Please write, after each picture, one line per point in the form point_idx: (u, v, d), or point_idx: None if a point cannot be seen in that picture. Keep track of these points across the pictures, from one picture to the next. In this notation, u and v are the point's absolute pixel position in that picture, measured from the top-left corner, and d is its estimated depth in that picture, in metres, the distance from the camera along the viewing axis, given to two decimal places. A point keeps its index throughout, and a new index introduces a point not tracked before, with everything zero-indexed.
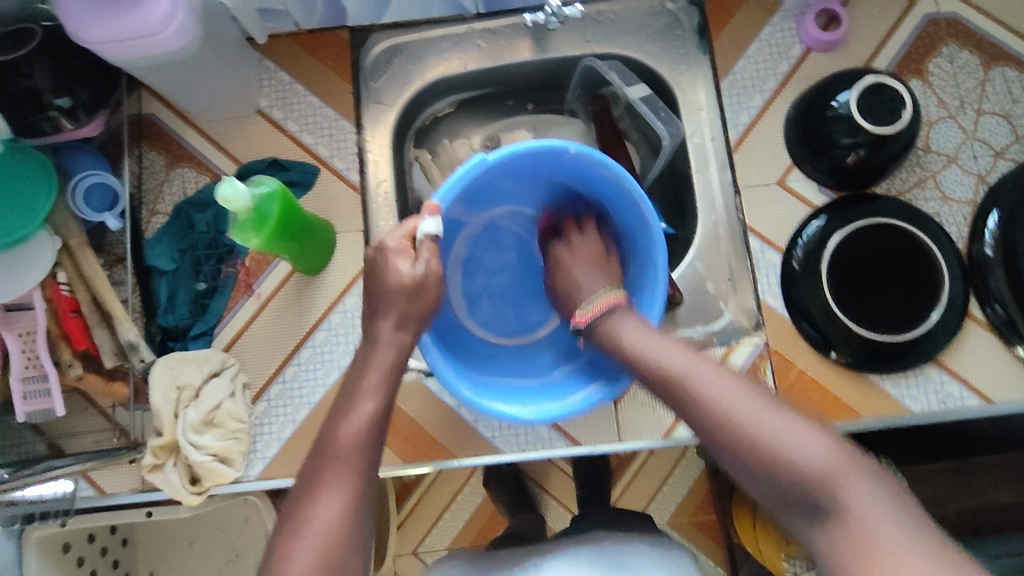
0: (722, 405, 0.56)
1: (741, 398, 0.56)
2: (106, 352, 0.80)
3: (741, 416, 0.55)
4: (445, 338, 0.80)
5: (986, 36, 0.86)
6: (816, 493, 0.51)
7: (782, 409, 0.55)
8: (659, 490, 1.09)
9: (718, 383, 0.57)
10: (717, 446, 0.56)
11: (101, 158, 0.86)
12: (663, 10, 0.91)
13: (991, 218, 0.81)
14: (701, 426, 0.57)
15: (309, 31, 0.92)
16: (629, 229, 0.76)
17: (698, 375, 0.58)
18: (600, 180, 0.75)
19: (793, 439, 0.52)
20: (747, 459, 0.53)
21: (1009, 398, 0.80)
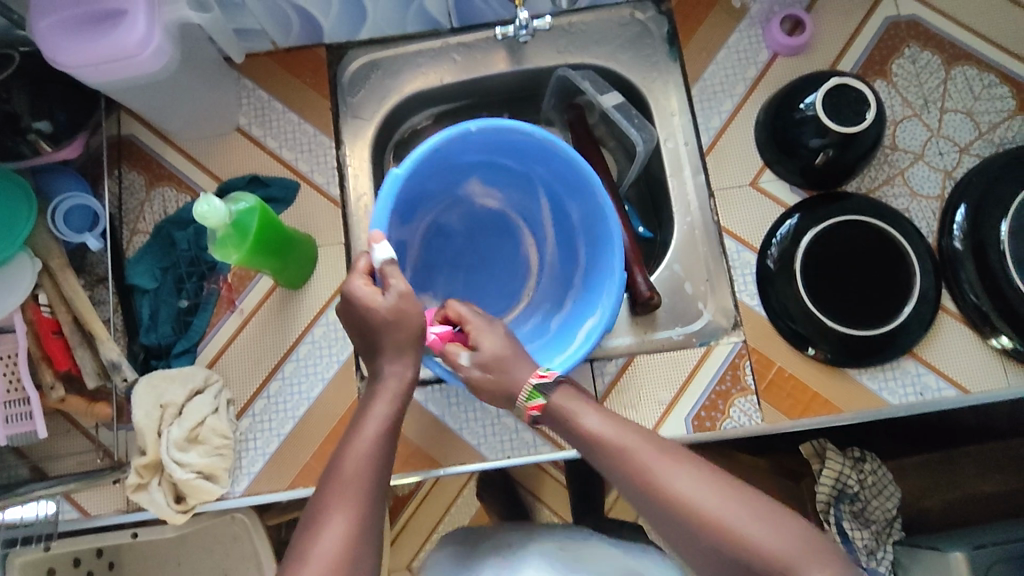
0: (654, 476, 0.57)
1: (674, 468, 0.57)
2: (87, 372, 0.79)
3: (669, 485, 0.56)
4: None
5: (945, 37, 0.89)
6: (739, 555, 0.53)
7: (739, 494, 0.56)
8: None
9: (677, 472, 0.57)
10: (655, 517, 0.57)
11: (82, 180, 0.87)
12: (633, 20, 0.93)
13: (959, 212, 0.83)
14: (662, 516, 0.57)
15: (287, 49, 0.93)
16: (565, 182, 0.80)
17: (653, 462, 0.58)
18: (513, 144, 0.77)
19: (751, 526, 0.54)
20: (676, 526, 0.56)
21: (984, 388, 0.81)
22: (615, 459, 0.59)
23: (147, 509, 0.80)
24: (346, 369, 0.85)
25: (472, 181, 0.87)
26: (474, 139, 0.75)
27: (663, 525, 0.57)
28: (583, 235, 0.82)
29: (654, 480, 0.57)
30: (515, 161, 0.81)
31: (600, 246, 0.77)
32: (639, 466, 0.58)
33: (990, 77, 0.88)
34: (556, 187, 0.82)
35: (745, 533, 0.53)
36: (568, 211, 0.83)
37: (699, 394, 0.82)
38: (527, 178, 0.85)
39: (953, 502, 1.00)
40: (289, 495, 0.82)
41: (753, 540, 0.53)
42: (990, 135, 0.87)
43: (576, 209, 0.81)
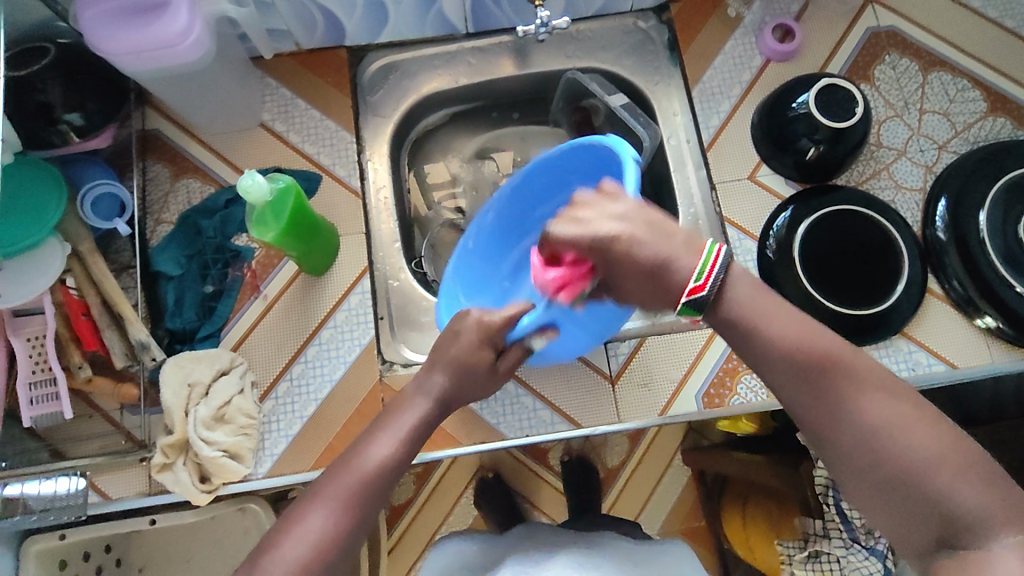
0: (845, 399, 0.56)
1: (870, 396, 0.55)
2: (116, 352, 0.81)
3: (861, 411, 0.55)
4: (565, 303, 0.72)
5: (921, 45, 0.97)
6: (917, 489, 0.52)
7: (938, 434, 0.54)
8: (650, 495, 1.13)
9: (881, 405, 0.55)
10: (826, 430, 0.56)
11: (109, 170, 0.89)
12: (636, 28, 1.00)
13: (940, 203, 0.90)
14: (841, 436, 0.56)
15: (309, 50, 0.98)
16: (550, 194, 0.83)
17: (856, 387, 0.56)
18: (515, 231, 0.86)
19: (950, 471, 0.52)
20: (857, 452, 0.55)
21: (970, 363, 0.87)
22: (806, 370, 0.57)
23: (170, 490, 0.81)
24: (368, 352, 0.88)
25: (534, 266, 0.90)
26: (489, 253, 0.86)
27: (838, 448, 0.56)
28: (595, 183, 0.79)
29: (846, 402, 0.55)
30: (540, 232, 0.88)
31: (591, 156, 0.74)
32: (833, 388, 0.56)
33: (963, 81, 0.96)
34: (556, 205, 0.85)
35: (930, 470, 0.52)
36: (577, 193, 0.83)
37: (708, 372, 0.86)
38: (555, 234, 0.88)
39: None
40: (311, 476, 0.83)
41: (937, 478, 0.52)
42: (966, 134, 0.94)
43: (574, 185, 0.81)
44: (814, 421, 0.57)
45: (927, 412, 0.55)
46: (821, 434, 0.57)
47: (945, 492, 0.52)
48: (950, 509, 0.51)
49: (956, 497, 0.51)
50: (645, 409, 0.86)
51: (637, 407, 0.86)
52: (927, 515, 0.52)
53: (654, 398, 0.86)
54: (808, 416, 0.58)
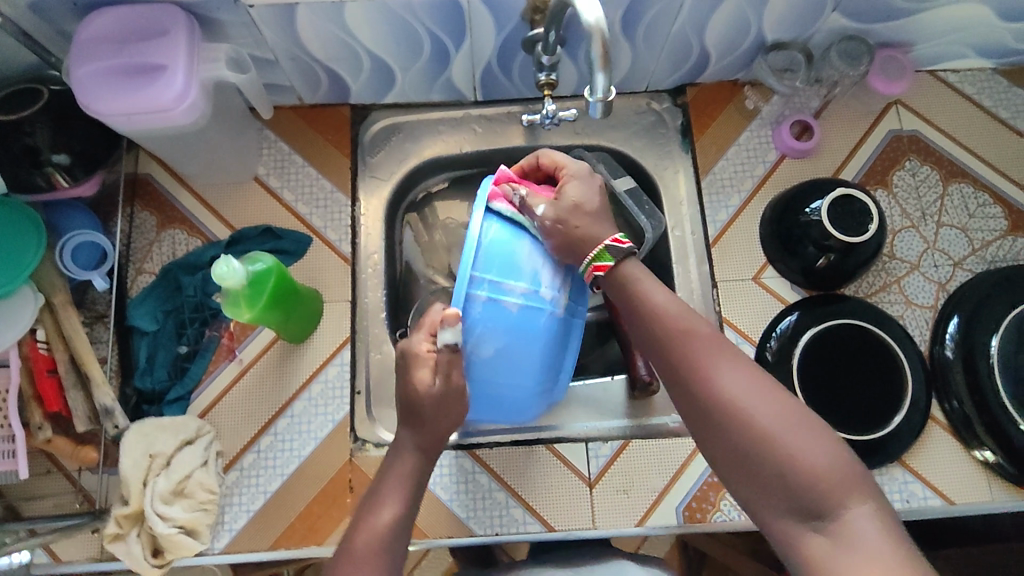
0: (703, 351, 0.60)
1: (727, 368, 0.59)
2: (79, 415, 0.78)
3: (716, 380, 0.58)
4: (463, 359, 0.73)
5: (944, 154, 0.94)
6: (774, 465, 0.55)
7: (786, 403, 0.57)
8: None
9: (737, 375, 0.58)
10: (691, 402, 0.59)
11: (93, 218, 0.87)
12: (649, 109, 0.97)
13: (951, 323, 0.86)
14: (700, 399, 0.58)
15: (312, 105, 0.95)
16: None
17: (709, 356, 0.59)
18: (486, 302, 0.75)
19: (800, 439, 0.55)
20: (712, 416, 0.58)
21: (969, 500, 0.83)
22: (665, 340, 0.61)
23: (121, 560, 0.78)
24: (340, 430, 0.84)
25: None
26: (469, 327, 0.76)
27: (681, 351, 0.60)
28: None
29: (698, 362, 0.59)
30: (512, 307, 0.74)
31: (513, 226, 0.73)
32: (691, 344, 0.60)
33: (985, 196, 0.92)
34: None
35: (784, 441, 0.55)
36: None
37: (692, 486, 0.83)
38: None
39: None
40: (268, 556, 0.80)
41: (785, 442, 0.55)
42: (983, 252, 0.90)
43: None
44: (659, 363, 0.62)
45: (776, 385, 0.58)
46: (665, 334, 0.62)
47: (791, 456, 0.54)
48: (798, 470, 0.54)
49: (804, 459, 0.54)
50: (623, 517, 0.82)
51: (614, 513, 0.82)
52: (785, 489, 0.54)
53: (633, 506, 0.82)
54: (660, 365, 0.62)
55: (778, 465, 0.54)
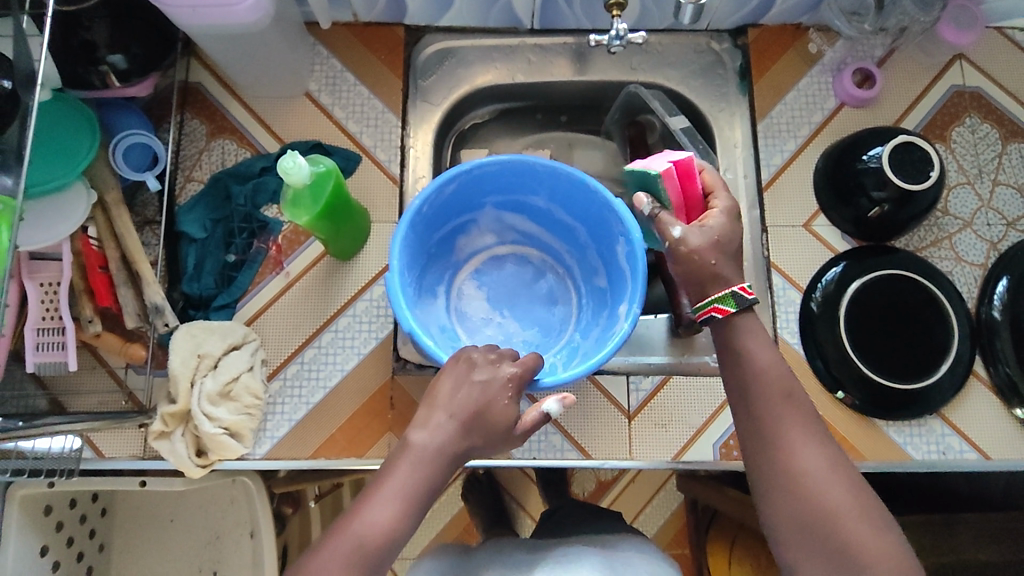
0: (780, 414, 0.60)
1: (804, 437, 0.59)
2: (129, 312, 0.79)
3: (791, 445, 0.59)
4: (440, 209, 0.80)
5: (1005, 113, 0.92)
6: (829, 539, 0.56)
7: (854, 485, 0.58)
8: (642, 509, 1.14)
9: (811, 450, 0.59)
10: (758, 458, 0.60)
11: (145, 118, 0.86)
12: (709, 49, 0.95)
13: (1001, 282, 0.85)
14: (771, 461, 0.59)
15: (367, 23, 0.94)
16: (509, 188, 0.82)
17: (790, 427, 0.60)
18: (492, 181, 0.80)
19: (858, 525, 0.56)
20: (780, 479, 0.58)
21: (1006, 456, 0.83)
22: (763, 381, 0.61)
23: (166, 458, 0.79)
24: (383, 347, 0.85)
25: (458, 223, 0.86)
26: (468, 180, 0.78)
27: (756, 409, 0.61)
28: (564, 206, 0.83)
29: (770, 424, 0.60)
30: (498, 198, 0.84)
31: (589, 208, 0.79)
32: (778, 402, 0.60)
33: None
34: (508, 193, 0.83)
35: (843, 518, 0.56)
36: (534, 200, 0.84)
37: (729, 423, 0.83)
38: (492, 205, 0.86)
39: (949, 567, 0.99)
40: (309, 465, 0.81)
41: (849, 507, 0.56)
42: None
43: (539, 190, 0.82)
44: (738, 417, 0.63)
45: None
46: (736, 393, 0.63)
47: (846, 535, 0.55)
48: (860, 527, 0.55)
49: (860, 532, 0.55)
50: (659, 450, 0.83)
51: (651, 446, 0.83)
52: (829, 553, 0.55)
53: (669, 441, 0.83)
54: (741, 421, 0.62)
55: (833, 540, 0.55)
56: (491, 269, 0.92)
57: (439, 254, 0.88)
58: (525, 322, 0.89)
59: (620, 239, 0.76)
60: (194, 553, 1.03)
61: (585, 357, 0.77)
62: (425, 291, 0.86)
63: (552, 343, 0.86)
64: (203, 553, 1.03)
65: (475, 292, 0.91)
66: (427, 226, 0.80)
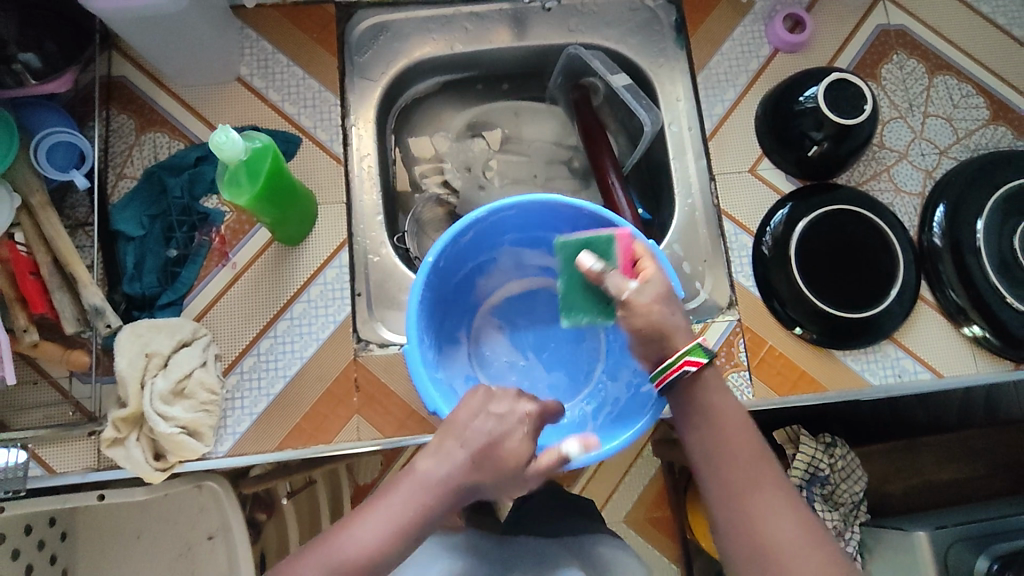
0: (750, 486, 0.60)
1: (772, 503, 0.59)
2: (67, 317, 0.74)
3: (761, 514, 0.58)
4: (453, 255, 0.79)
5: (929, 46, 0.95)
6: None
7: (826, 552, 0.57)
8: (615, 488, 1.15)
9: (782, 522, 0.58)
10: (729, 527, 0.59)
11: (66, 115, 0.82)
12: (643, 6, 0.96)
13: (938, 210, 0.89)
14: (742, 533, 0.59)
15: (294, 2, 0.91)
16: (530, 227, 0.82)
17: (759, 496, 0.59)
18: (505, 223, 0.80)
19: None
20: (752, 551, 0.58)
21: (956, 372, 0.87)
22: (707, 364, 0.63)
23: (122, 466, 0.75)
24: (342, 330, 0.83)
25: (477, 263, 0.86)
26: (484, 224, 0.78)
27: (728, 465, 0.61)
28: None
29: (745, 491, 0.60)
30: (514, 238, 0.84)
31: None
32: (743, 468, 0.60)
33: (968, 87, 0.94)
34: (527, 232, 0.83)
35: None
36: (555, 237, 0.84)
37: None
38: (509, 245, 0.85)
39: (913, 489, 1.07)
40: (276, 457, 0.79)
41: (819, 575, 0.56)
42: (966, 141, 0.93)
43: (561, 228, 0.81)
44: (707, 488, 0.62)
45: None
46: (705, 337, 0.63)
47: None
48: None
49: None
50: None
51: None
52: None
53: None
54: (711, 491, 0.61)
55: None
56: (510, 307, 0.93)
57: (458, 295, 0.88)
58: (552, 363, 0.90)
59: None
60: (166, 566, 0.99)
61: (617, 411, 0.80)
62: (447, 340, 0.86)
63: (580, 387, 0.88)
64: (177, 565, 0.99)
65: (494, 333, 0.92)
66: (444, 271, 0.80)
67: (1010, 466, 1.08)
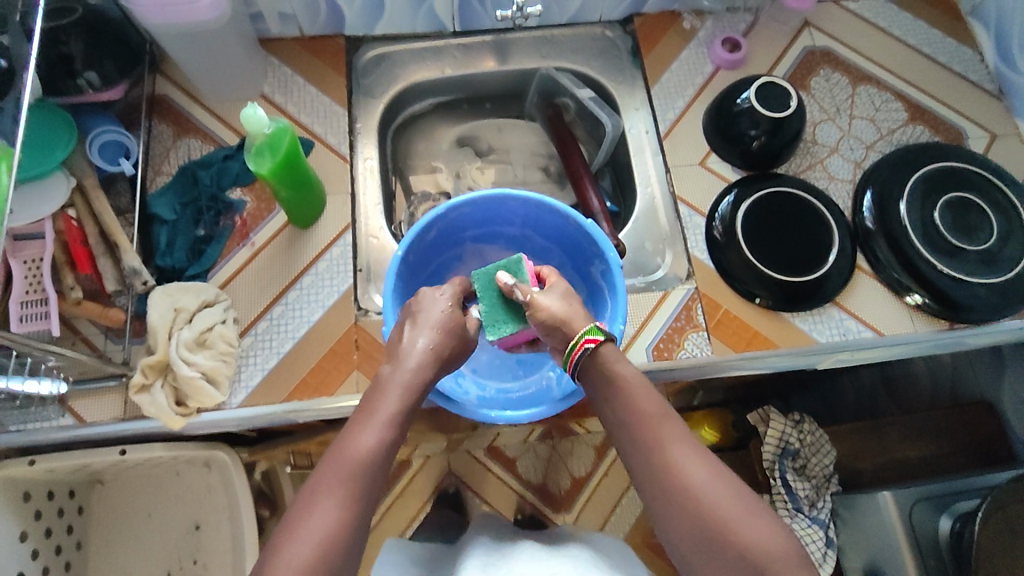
0: (663, 439, 0.67)
1: (684, 452, 0.66)
2: (109, 278, 0.87)
3: (676, 462, 0.65)
4: (421, 248, 0.88)
5: (850, 63, 1.11)
6: (725, 543, 0.61)
7: (740, 492, 0.64)
8: (609, 514, 1.28)
9: (697, 468, 0.65)
10: (654, 480, 0.66)
11: (116, 121, 0.95)
12: (604, 36, 1.13)
13: (867, 195, 1.01)
14: (663, 483, 0.65)
15: (311, 36, 1.08)
16: (487, 221, 0.92)
17: (673, 448, 0.66)
18: (464, 217, 0.90)
19: (750, 527, 0.61)
20: (675, 499, 0.64)
21: (895, 332, 0.97)
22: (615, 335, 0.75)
23: (146, 412, 0.85)
24: (345, 298, 0.94)
25: (445, 259, 0.95)
26: (447, 218, 0.88)
27: (643, 425, 0.68)
28: (537, 231, 0.93)
29: (660, 445, 0.67)
30: (476, 232, 0.93)
31: (561, 230, 0.90)
32: (655, 426, 0.68)
33: (887, 95, 1.10)
34: (485, 226, 0.93)
35: (730, 519, 0.61)
36: (509, 230, 0.94)
37: (658, 330, 0.95)
38: (472, 240, 0.95)
39: (883, 465, 1.14)
40: (283, 407, 0.88)
41: (732, 511, 0.62)
42: (889, 138, 1.07)
43: (514, 220, 0.92)
44: (631, 452, 0.69)
45: None
46: None
47: (743, 541, 0.60)
48: (743, 527, 0.61)
49: (747, 529, 0.61)
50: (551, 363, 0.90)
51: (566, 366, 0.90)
52: (728, 557, 0.60)
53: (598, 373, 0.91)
54: (634, 452, 0.69)
55: (733, 550, 0.60)
56: None
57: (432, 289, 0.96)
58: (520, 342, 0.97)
59: (597, 259, 0.87)
60: (173, 541, 1.05)
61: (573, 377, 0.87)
62: None
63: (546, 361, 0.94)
64: (184, 540, 1.06)
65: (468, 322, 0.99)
66: (415, 264, 0.88)
67: (977, 443, 1.12)
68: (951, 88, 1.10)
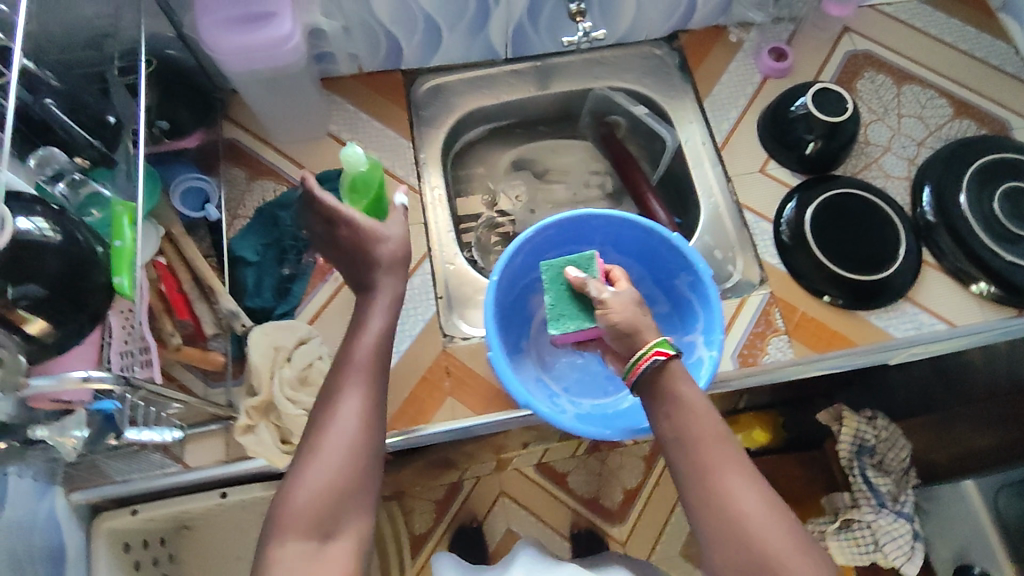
0: (717, 465, 0.67)
1: (736, 480, 0.66)
2: (207, 321, 0.89)
3: (727, 488, 0.66)
4: (509, 274, 0.89)
5: (892, 64, 1.15)
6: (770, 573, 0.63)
7: (786, 526, 0.65)
8: (658, 537, 1.30)
9: (749, 497, 0.66)
10: (699, 501, 0.67)
11: (194, 167, 0.98)
12: (652, 54, 1.16)
13: (925, 190, 1.04)
14: (710, 507, 0.66)
15: (371, 72, 1.11)
16: (568, 241, 0.92)
17: (728, 476, 0.67)
18: (548, 240, 0.91)
19: (792, 562, 0.63)
20: (720, 524, 0.66)
21: (968, 322, 0.99)
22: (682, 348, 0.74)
23: (252, 452, 0.85)
24: (431, 327, 0.96)
25: (527, 283, 0.96)
26: (532, 241, 0.89)
27: (696, 446, 0.68)
28: (617, 248, 0.94)
29: (712, 470, 0.67)
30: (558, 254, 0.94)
31: (643, 246, 0.92)
32: (710, 450, 0.67)
33: (931, 92, 1.13)
34: (565, 248, 0.94)
35: (775, 551, 0.63)
36: (588, 249, 0.95)
37: (739, 338, 0.97)
38: None
39: None
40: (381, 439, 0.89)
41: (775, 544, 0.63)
42: (938, 133, 1.10)
43: (594, 239, 0.93)
44: (678, 468, 0.69)
45: None
46: None
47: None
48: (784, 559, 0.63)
49: (791, 560, 0.63)
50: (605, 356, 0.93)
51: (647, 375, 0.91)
52: None
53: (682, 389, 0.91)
54: (685, 472, 0.69)
55: None
56: None
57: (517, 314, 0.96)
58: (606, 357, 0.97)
59: (683, 271, 0.89)
60: None
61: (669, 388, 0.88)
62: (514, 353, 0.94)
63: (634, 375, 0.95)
64: None
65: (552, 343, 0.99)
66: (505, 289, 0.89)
67: None
68: (992, 82, 1.14)
